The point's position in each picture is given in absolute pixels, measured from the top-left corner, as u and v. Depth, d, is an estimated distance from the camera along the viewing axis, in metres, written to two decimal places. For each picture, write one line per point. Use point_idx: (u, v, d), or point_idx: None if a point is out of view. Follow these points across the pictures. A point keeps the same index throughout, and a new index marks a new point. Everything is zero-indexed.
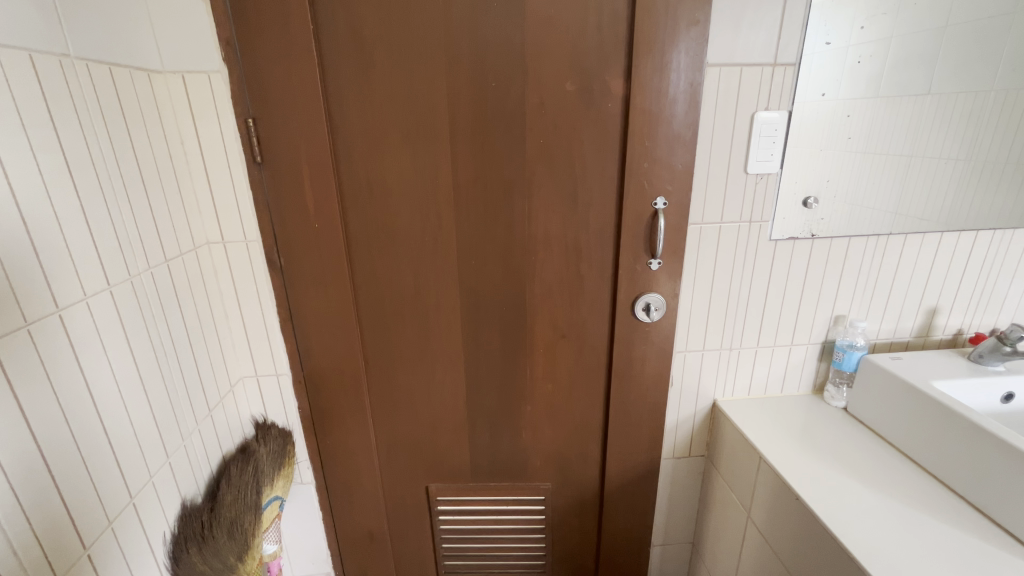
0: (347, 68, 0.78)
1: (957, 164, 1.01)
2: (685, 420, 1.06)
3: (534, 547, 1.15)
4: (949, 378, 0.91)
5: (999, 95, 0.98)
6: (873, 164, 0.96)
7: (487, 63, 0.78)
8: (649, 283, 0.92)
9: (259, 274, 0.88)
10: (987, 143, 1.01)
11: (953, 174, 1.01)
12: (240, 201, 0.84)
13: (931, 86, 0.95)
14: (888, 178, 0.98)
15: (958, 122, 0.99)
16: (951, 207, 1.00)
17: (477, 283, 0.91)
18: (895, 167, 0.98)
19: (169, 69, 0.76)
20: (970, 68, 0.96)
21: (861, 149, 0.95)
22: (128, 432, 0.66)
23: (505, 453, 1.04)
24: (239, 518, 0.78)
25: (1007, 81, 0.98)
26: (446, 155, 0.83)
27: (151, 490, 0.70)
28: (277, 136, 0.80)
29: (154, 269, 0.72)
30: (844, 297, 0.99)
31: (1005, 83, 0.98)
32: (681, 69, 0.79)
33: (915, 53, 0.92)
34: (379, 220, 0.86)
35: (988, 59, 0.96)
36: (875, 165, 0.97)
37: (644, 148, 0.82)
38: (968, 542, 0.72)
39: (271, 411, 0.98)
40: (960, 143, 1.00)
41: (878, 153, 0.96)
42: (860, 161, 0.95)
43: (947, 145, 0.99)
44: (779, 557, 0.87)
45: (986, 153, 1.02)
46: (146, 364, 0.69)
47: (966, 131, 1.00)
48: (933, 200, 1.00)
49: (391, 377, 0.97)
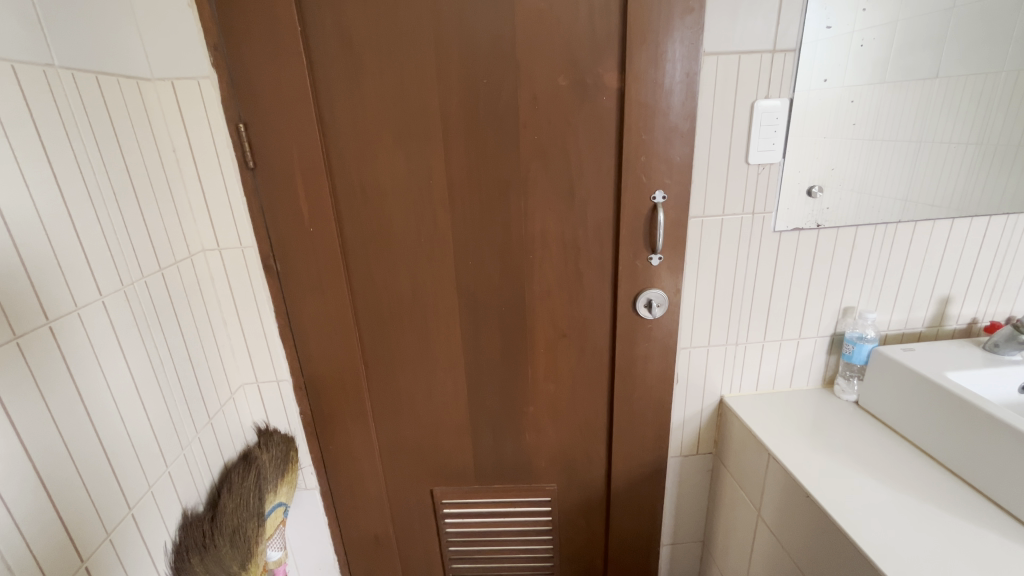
0: (338, 70, 0.77)
1: (968, 148, 0.98)
2: (692, 417, 1.04)
3: (541, 548, 1.13)
4: (964, 369, 0.88)
5: (1010, 77, 0.95)
6: (880, 150, 0.94)
7: (479, 61, 0.77)
8: (650, 279, 0.90)
9: (256, 281, 0.88)
10: (998, 127, 0.98)
11: (962, 158, 0.98)
12: (234, 207, 0.83)
13: (939, 69, 0.92)
14: (896, 164, 0.95)
15: (968, 105, 0.95)
16: (962, 193, 0.97)
17: (476, 284, 0.89)
18: (902, 154, 0.95)
19: (158, 76, 0.76)
20: (978, 49, 0.92)
21: (867, 136, 0.92)
22: (125, 441, 0.65)
23: (509, 455, 1.03)
24: (242, 527, 0.78)
25: (1019, 61, 0.94)
26: (440, 156, 0.82)
27: (150, 500, 0.70)
28: (269, 140, 0.79)
29: (148, 278, 0.71)
30: (852, 289, 0.97)
31: (1016, 64, 0.94)
32: (677, 59, 0.77)
33: (921, 36, 0.89)
34: (376, 223, 0.85)
35: (996, 40, 0.93)
36: (881, 152, 0.94)
37: (641, 141, 0.81)
38: (987, 538, 0.69)
39: (273, 418, 0.98)
40: (970, 126, 0.97)
41: (885, 140, 0.94)
42: (866, 147, 0.93)
43: (956, 130, 0.97)
44: (791, 556, 0.85)
45: (997, 136, 0.98)
46: (141, 373, 0.69)
47: (977, 115, 0.96)
48: (944, 186, 0.97)
49: (392, 381, 0.96)
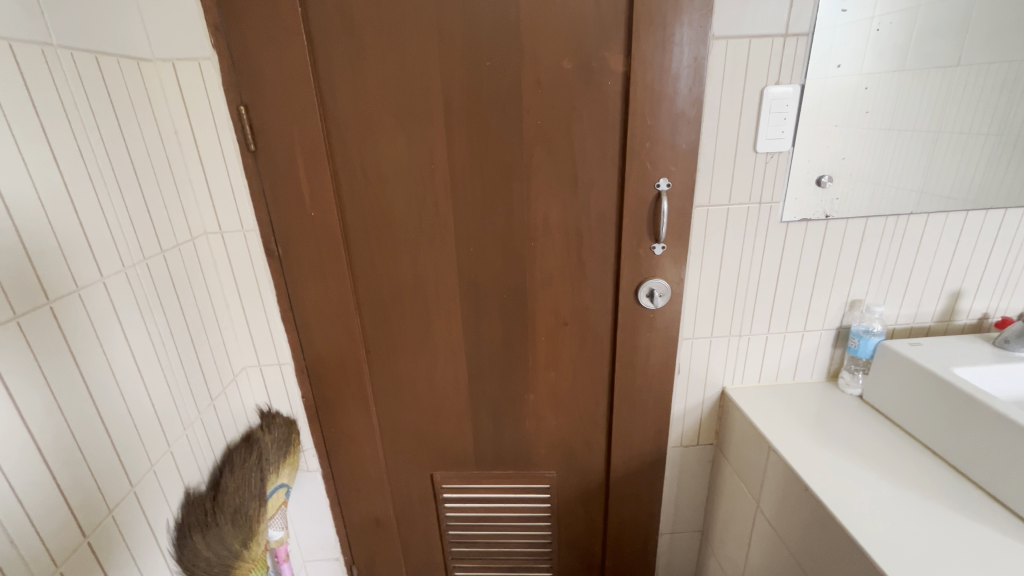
0: (340, 51, 0.76)
1: (986, 139, 0.95)
2: (693, 408, 1.04)
3: (540, 534, 1.14)
4: (972, 365, 0.86)
5: None
6: (895, 140, 0.91)
7: (482, 43, 0.76)
8: (653, 269, 0.89)
9: (258, 264, 0.88)
10: (1018, 118, 0.95)
11: (980, 150, 0.95)
12: (236, 190, 0.83)
13: (959, 58, 0.89)
14: (911, 155, 0.93)
15: (988, 95, 0.92)
16: (979, 186, 0.94)
17: (477, 271, 0.89)
18: (917, 144, 0.93)
19: (159, 57, 0.75)
20: (1001, 37, 0.89)
21: (882, 125, 0.89)
22: (127, 421, 0.66)
23: (509, 442, 1.03)
24: (243, 506, 0.80)
25: None
26: (442, 142, 0.81)
27: (152, 478, 0.71)
28: (271, 123, 0.79)
29: (149, 260, 0.72)
30: (860, 282, 0.95)
31: None
32: (685, 43, 0.75)
33: (941, 22, 0.86)
34: (378, 209, 0.85)
35: (1019, 27, 0.89)
36: (896, 143, 0.91)
37: (647, 127, 0.79)
38: (988, 535, 0.69)
39: (276, 401, 0.99)
40: (990, 116, 0.94)
41: (900, 129, 0.91)
42: (881, 137, 0.90)
43: (976, 120, 0.94)
44: (789, 549, 0.85)
45: (1016, 128, 0.95)
46: (143, 354, 0.70)
47: (997, 105, 0.93)
48: (959, 178, 0.94)
49: (393, 367, 0.97)
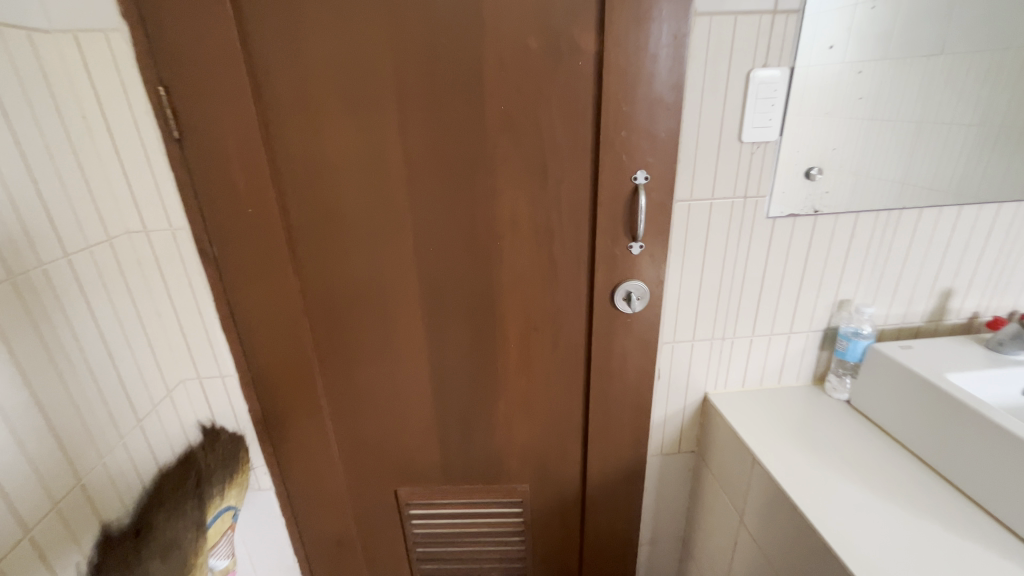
0: (274, 25, 0.66)
1: (972, 131, 0.90)
2: (674, 415, 0.98)
3: (513, 549, 1.08)
4: (966, 370, 0.82)
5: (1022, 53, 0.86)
6: (880, 131, 0.85)
7: (436, 16, 0.67)
8: (630, 270, 0.82)
9: (191, 267, 0.78)
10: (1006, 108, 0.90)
11: (966, 142, 0.90)
12: (160, 184, 0.73)
13: (943, 45, 0.84)
14: (894, 148, 0.87)
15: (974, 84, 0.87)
16: (966, 180, 0.89)
17: (438, 273, 0.81)
18: (902, 135, 0.87)
19: (58, 27, 0.64)
20: (987, 21, 0.84)
21: (868, 115, 0.83)
22: (16, 456, 0.57)
23: (478, 455, 0.96)
24: (175, 541, 0.71)
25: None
26: (395, 129, 0.72)
27: (55, 519, 0.62)
28: (196, 107, 0.69)
29: (48, 267, 0.62)
30: (849, 281, 0.89)
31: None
32: (664, 19, 0.67)
33: (922, 7, 0.81)
34: (324, 204, 0.76)
35: (1007, 12, 0.84)
36: (881, 134, 0.86)
37: (622, 114, 0.71)
38: (986, 558, 0.64)
39: (219, 416, 0.90)
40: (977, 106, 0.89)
41: (886, 119, 0.85)
42: (867, 128, 0.84)
43: (962, 110, 0.88)
44: (774, 568, 0.80)
45: (1003, 118, 0.90)
46: (40, 377, 0.60)
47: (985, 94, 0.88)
48: (945, 172, 0.89)
49: (349, 377, 0.88)
